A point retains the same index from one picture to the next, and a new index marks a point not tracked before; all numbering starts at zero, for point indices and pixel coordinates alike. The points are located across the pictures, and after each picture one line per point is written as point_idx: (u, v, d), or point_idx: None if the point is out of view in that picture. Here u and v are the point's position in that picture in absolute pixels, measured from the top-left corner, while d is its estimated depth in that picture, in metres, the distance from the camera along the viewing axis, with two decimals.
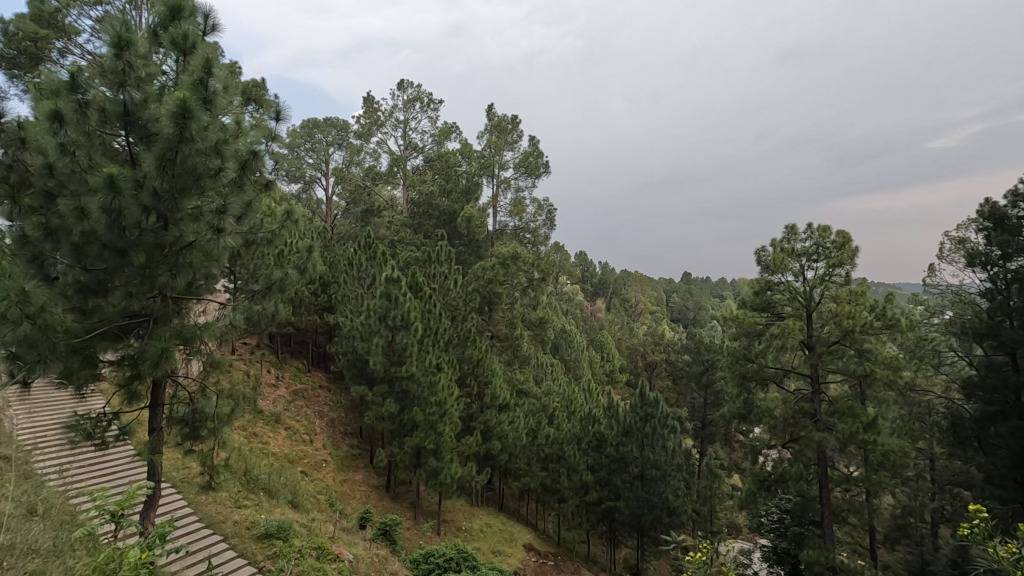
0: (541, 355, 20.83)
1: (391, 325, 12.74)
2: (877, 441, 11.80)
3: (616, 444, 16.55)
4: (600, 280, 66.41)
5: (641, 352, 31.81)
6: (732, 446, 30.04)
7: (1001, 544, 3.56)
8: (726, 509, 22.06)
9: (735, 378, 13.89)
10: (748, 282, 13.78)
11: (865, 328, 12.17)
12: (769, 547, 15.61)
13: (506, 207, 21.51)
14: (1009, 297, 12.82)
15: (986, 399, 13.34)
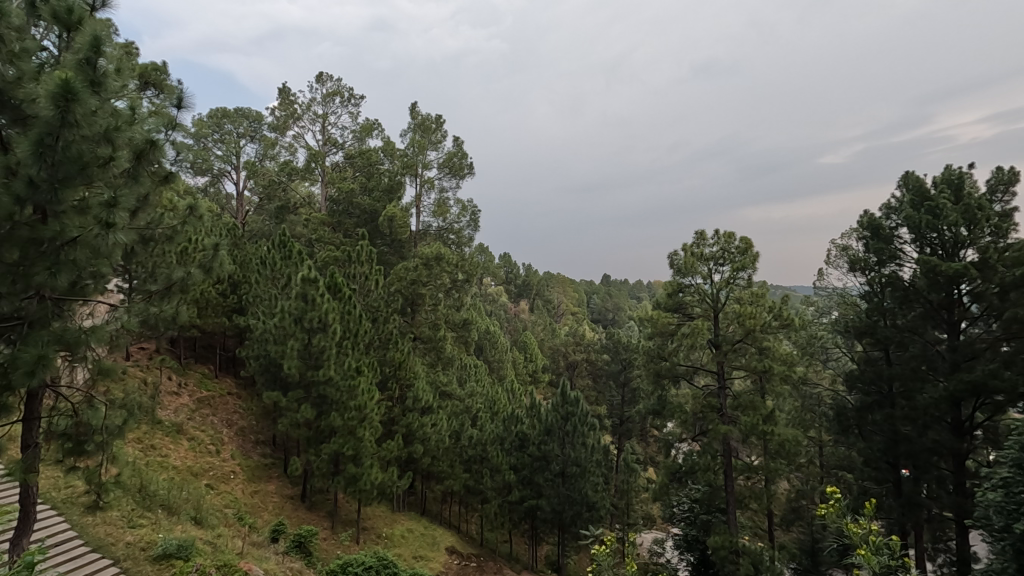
0: (465, 356, 20.76)
1: (308, 328, 12.22)
2: (774, 432, 12.83)
3: (539, 442, 16.93)
4: (523, 282, 67.26)
5: (563, 352, 32.44)
6: (648, 441, 31.37)
7: (851, 521, 4.13)
8: (642, 501, 23.01)
9: (650, 376, 14.58)
10: (662, 284, 14.51)
11: (764, 328, 13.25)
12: (680, 535, 16.51)
13: (430, 207, 21.31)
14: (884, 299, 14.36)
15: (865, 390, 14.91)
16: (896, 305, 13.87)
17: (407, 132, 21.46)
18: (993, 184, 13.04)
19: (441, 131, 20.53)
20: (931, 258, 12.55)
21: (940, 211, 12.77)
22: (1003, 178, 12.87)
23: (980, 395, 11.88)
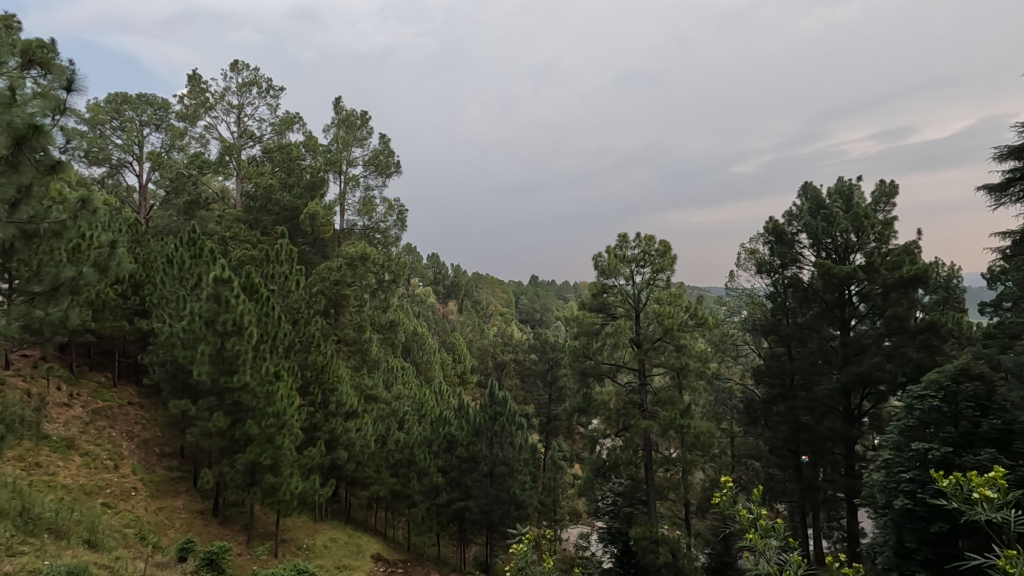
0: (392, 358, 20.30)
1: (221, 331, 11.48)
2: (690, 425, 13.57)
3: (467, 444, 16.86)
4: (452, 283, 66.85)
5: (491, 353, 32.49)
6: (574, 439, 32.09)
7: (743, 506, 4.44)
8: (568, 497, 23.40)
9: (576, 374, 14.91)
10: (587, 285, 14.90)
11: (681, 327, 14.01)
12: (605, 528, 17.00)
13: (355, 205, 20.68)
14: (786, 299, 15.49)
15: (771, 383, 16.04)
16: (797, 304, 15.05)
17: (330, 128, 20.74)
18: (877, 196, 14.50)
19: (366, 127, 20.05)
20: (827, 261, 13.73)
21: (834, 219, 14.04)
22: (886, 191, 14.35)
23: (867, 386, 13.22)
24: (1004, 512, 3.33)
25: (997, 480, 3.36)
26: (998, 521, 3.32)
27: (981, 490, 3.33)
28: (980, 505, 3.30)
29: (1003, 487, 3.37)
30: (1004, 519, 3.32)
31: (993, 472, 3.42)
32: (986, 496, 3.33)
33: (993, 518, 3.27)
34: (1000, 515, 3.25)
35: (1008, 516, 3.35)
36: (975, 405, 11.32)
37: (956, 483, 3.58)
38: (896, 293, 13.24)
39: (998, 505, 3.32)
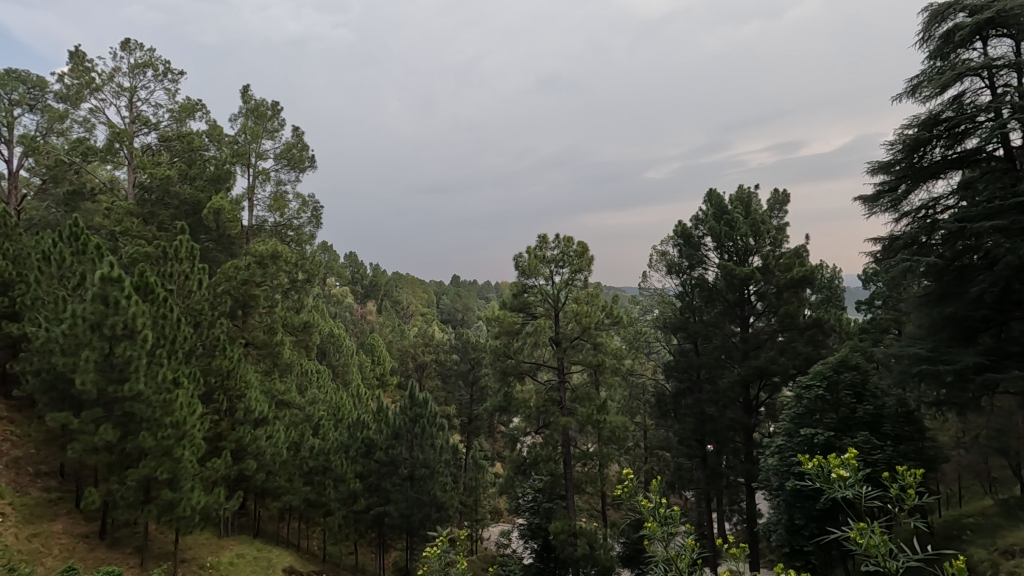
0: (307, 362, 19.40)
1: (109, 335, 10.41)
2: (606, 420, 14.14)
3: (386, 447, 16.48)
4: (371, 282, 64.99)
5: (411, 354, 32.02)
6: (495, 438, 32.36)
7: (642, 496, 4.70)
8: (489, 496, 23.50)
9: (497, 374, 14.98)
10: (508, 285, 15.02)
11: (598, 325, 14.57)
12: (525, 524, 17.17)
13: (266, 200, 19.57)
14: (693, 298, 16.49)
15: (679, 377, 16.97)
16: (702, 303, 16.08)
17: (238, 118, 19.48)
18: (772, 203, 15.79)
19: (278, 118, 19.04)
20: (728, 263, 14.79)
21: (735, 224, 15.15)
22: (779, 199, 15.65)
23: (763, 378, 14.39)
24: (855, 489, 3.76)
25: (851, 460, 3.78)
26: (851, 497, 3.74)
27: (837, 470, 3.74)
28: (837, 483, 3.70)
29: (856, 466, 3.80)
30: (855, 494, 3.74)
31: (848, 454, 3.84)
32: (840, 474, 3.74)
33: (849, 495, 3.67)
34: (851, 492, 3.67)
35: (859, 492, 3.78)
36: (852, 392, 12.78)
37: (817, 465, 3.99)
38: (787, 293, 14.50)
39: (850, 483, 3.74)
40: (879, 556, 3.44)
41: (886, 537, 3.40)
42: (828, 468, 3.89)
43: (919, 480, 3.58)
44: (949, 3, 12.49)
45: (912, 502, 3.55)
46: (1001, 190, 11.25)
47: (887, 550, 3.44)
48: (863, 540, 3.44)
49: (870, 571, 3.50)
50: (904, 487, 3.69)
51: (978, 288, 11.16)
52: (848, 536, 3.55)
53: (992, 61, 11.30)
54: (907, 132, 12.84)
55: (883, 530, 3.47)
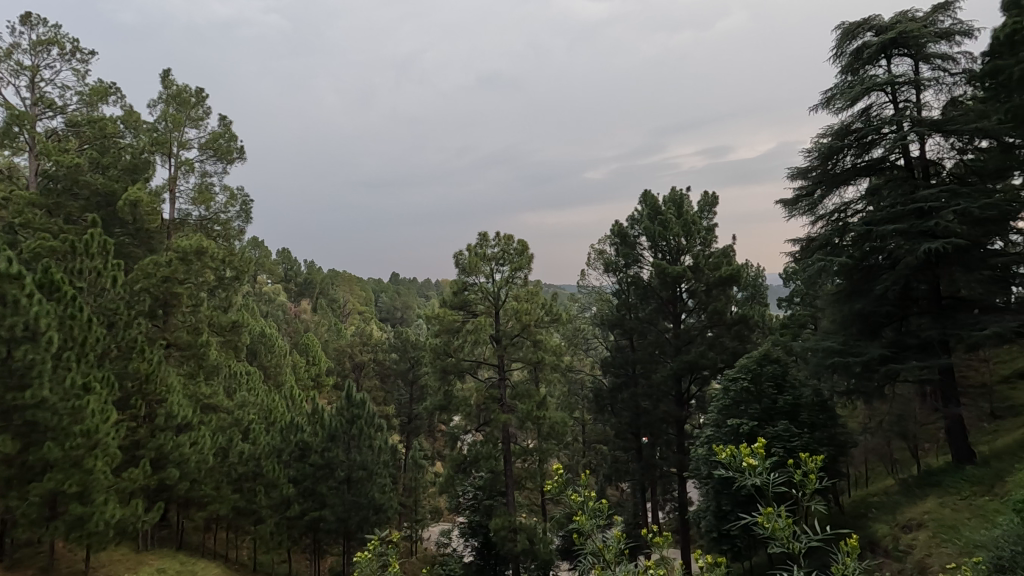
0: (235, 364, 18.44)
1: (9, 338, 9.37)
2: (545, 415, 14.39)
3: (321, 450, 15.99)
4: (305, 280, 62.60)
5: (348, 353, 31.14)
6: (434, 437, 32.10)
7: (573, 490, 4.81)
8: (430, 496, 23.25)
9: (436, 372, 14.83)
10: (448, 283, 14.90)
11: (537, 322, 14.76)
12: (466, 522, 17.02)
13: (189, 192, 18.41)
14: (629, 296, 16.98)
15: (616, 373, 17.44)
16: (638, 301, 16.63)
17: (157, 104, 18.22)
18: (702, 205, 16.53)
19: (203, 106, 17.98)
20: (662, 262, 15.37)
21: (668, 224, 15.76)
22: (708, 201, 16.40)
23: (693, 372, 15.07)
24: (762, 476, 3.99)
25: (760, 449, 4.00)
26: (759, 483, 3.97)
27: (746, 459, 3.94)
28: (746, 471, 3.91)
29: (764, 454, 4.02)
30: (763, 481, 3.97)
31: (758, 443, 4.05)
32: (749, 464, 3.95)
33: (757, 481, 3.89)
34: (758, 479, 3.89)
35: (768, 479, 3.99)
36: (773, 383, 13.59)
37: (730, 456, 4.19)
38: (716, 290, 15.23)
39: (758, 470, 3.96)
40: (785, 538, 3.63)
41: (788, 520, 3.62)
42: (740, 457, 4.09)
43: (818, 466, 3.83)
44: (858, 22, 13.54)
45: (814, 487, 3.79)
46: (902, 196, 12.33)
47: (791, 531, 3.67)
48: (769, 523, 3.65)
49: (776, 553, 3.73)
50: (807, 472, 3.94)
51: (883, 286, 12.16)
52: (756, 520, 3.75)
53: (895, 78, 12.37)
54: (820, 143, 13.84)
55: (787, 514, 3.70)
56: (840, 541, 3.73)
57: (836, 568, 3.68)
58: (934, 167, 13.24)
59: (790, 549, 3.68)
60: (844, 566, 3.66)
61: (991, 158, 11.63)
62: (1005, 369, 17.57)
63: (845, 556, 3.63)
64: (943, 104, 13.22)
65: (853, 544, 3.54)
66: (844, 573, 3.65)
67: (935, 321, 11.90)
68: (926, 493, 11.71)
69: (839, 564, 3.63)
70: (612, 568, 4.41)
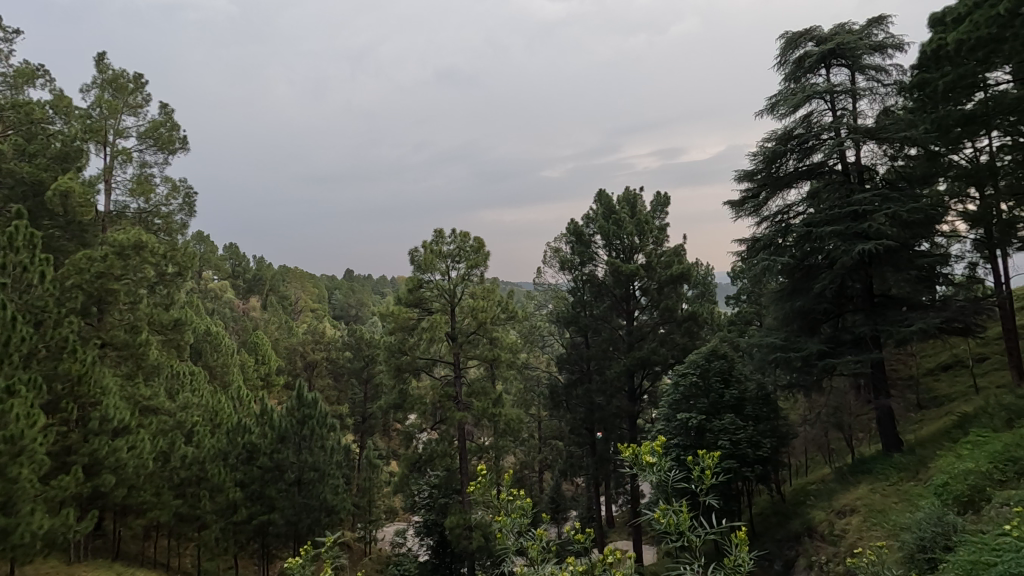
0: (178, 363, 17.58)
1: None
2: (501, 412, 14.49)
3: (270, 452, 15.56)
4: (254, 276, 60.39)
5: (300, 352, 30.30)
6: (389, 436, 31.74)
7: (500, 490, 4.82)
8: (384, 495, 22.96)
9: (391, 371, 14.62)
10: (402, 280, 14.67)
11: (493, 320, 14.83)
12: (421, 522, 16.74)
13: (126, 184, 17.41)
14: (584, 294, 17.19)
15: (571, 369, 17.66)
16: (592, 298, 16.90)
17: (90, 89, 17.15)
18: (654, 205, 16.95)
19: (141, 92, 17.08)
20: (616, 260, 15.74)
21: (622, 223, 16.12)
22: (660, 201, 16.82)
23: (645, 367, 15.53)
24: (661, 474, 4.12)
25: (658, 447, 4.16)
26: (657, 481, 4.09)
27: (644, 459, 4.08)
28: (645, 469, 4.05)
29: (662, 452, 4.17)
30: (663, 479, 4.09)
31: (657, 442, 4.21)
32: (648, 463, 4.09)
33: (654, 479, 4.07)
34: (655, 477, 4.04)
35: (666, 477, 4.11)
36: (720, 377, 14.09)
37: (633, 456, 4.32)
38: (668, 287, 15.85)
39: (657, 468, 4.11)
40: (680, 529, 3.76)
41: (683, 515, 3.77)
42: (640, 456, 4.21)
43: (713, 462, 3.90)
44: (800, 32, 14.19)
45: (709, 482, 3.84)
46: (839, 200, 13.00)
47: (688, 523, 3.82)
48: (665, 519, 3.80)
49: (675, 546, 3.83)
50: (703, 468, 4.04)
51: (822, 284, 12.80)
52: (653, 516, 3.88)
53: (833, 87, 13.02)
54: (765, 146, 14.41)
55: (685, 509, 3.87)
56: (733, 534, 3.74)
57: (728, 560, 3.66)
58: (868, 172, 14.00)
59: (688, 543, 3.80)
60: (737, 558, 3.64)
61: (919, 166, 12.32)
62: (929, 363, 18.88)
63: (738, 547, 3.60)
64: (876, 113, 14.00)
65: (743, 538, 3.51)
66: (738, 566, 3.62)
67: (868, 318, 12.62)
68: (859, 479, 12.45)
69: (732, 556, 3.53)
70: (535, 566, 4.37)
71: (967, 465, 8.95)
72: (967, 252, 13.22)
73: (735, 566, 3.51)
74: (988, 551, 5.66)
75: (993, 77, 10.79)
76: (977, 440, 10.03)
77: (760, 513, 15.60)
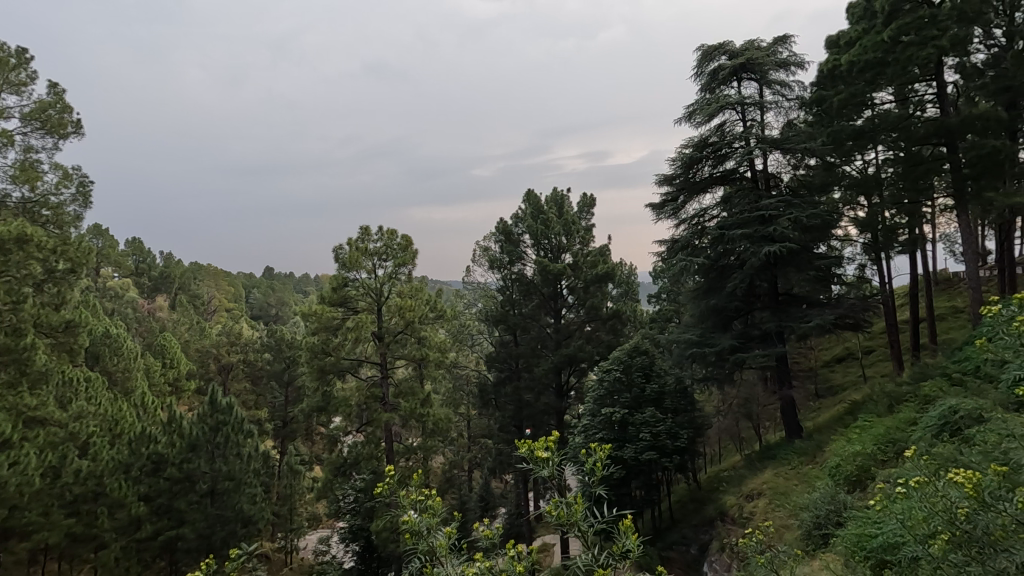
0: (70, 369, 15.94)
1: None
2: (429, 412, 14.32)
3: (179, 462, 14.59)
4: (161, 274, 56.02)
5: (214, 355, 28.39)
6: (312, 440, 30.52)
7: (406, 489, 4.69)
8: (307, 502, 22.01)
9: (313, 373, 14.02)
10: (326, 278, 14.11)
11: (421, 319, 14.66)
12: (345, 528, 16.18)
13: (8, 169, 15.58)
14: (512, 293, 17.27)
15: (500, 367, 17.60)
16: (520, 297, 17.06)
17: None
18: (580, 205, 17.38)
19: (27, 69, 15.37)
20: (544, 260, 16.06)
21: (549, 223, 16.41)
22: (586, 202, 17.29)
23: (572, 364, 16.22)
24: (552, 468, 3.67)
25: (552, 441, 3.72)
26: (550, 476, 3.63)
27: (537, 454, 3.59)
28: (538, 465, 3.56)
29: (556, 446, 3.74)
30: (556, 474, 3.64)
31: (548, 434, 3.76)
32: (541, 458, 3.59)
33: (546, 473, 3.63)
34: (547, 473, 3.57)
35: (559, 471, 3.71)
36: (642, 372, 14.69)
37: (524, 449, 3.79)
38: (593, 287, 16.44)
39: (549, 463, 3.64)
40: (570, 522, 3.59)
41: (575, 506, 3.60)
42: (534, 451, 3.76)
43: (604, 454, 3.75)
44: (715, 46, 15.07)
45: (600, 475, 3.58)
46: (748, 205, 13.91)
47: (580, 515, 3.63)
48: (556, 512, 3.61)
49: (567, 539, 3.71)
50: (595, 459, 3.81)
51: (733, 284, 13.67)
52: (545, 510, 3.63)
53: (744, 99, 13.93)
54: (684, 151, 15.17)
55: (577, 501, 3.66)
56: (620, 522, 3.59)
57: (615, 548, 3.52)
58: (774, 180, 15.08)
59: (580, 535, 3.63)
60: (624, 544, 3.50)
61: (817, 175, 13.43)
62: (825, 356, 20.65)
63: (625, 537, 3.45)
64: (781, 125, 15.09)
65: (630, 525, 3.45)
66: (626, 551, 3.49)
67: (773, 315, 13.63)
68: (765, 465, 13.41)
69: (620, 543, 3.50)
70: (441, 565, 4.28)
71: (856, 448, 9.86)
72: (858, 254, 14.58)
73: (623, 552, 3.47)
74: (869, 524, 6.32)
75: (878, 97, 11.95)
76: (864, 425, 11.10)
77: (678, 501, 16.41)
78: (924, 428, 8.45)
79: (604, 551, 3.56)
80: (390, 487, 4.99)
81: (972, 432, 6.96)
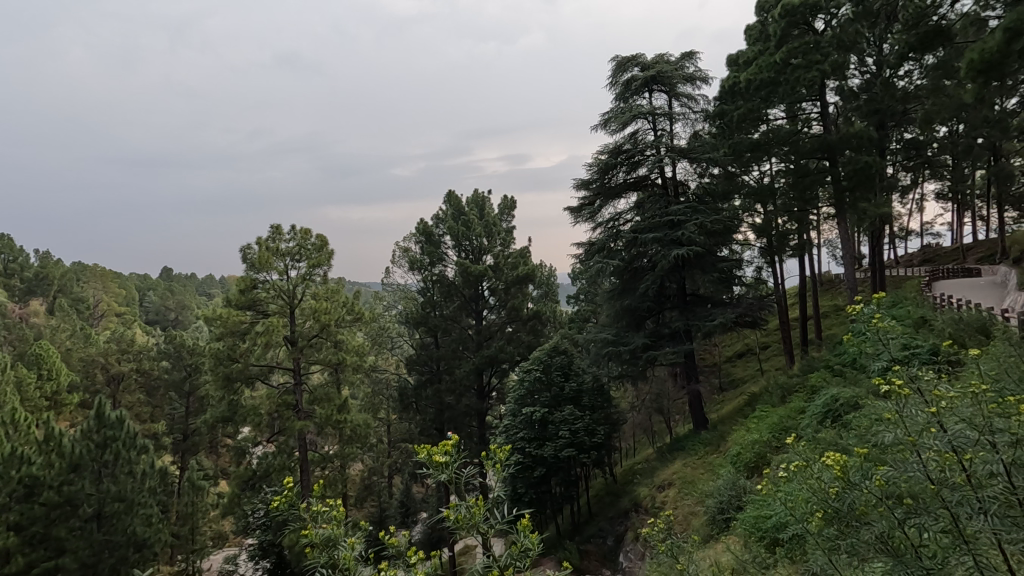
0: None
1: None
2: (346, 418, 13.82)
3: (58, 485, 13.03)
4: (36, 275, 49.89)
5: (101, 364, 25.65)
6: (217, 453, 28.45)
7: (306, 501, 4.53)
8: (211, 520, 20.47)
9: (218, 380, 13.09)
10: (232, 280, 13.16)
11: (337, 322, 14.14)
12: (254, 543, 15.24)
13: None
14: (432, 294, 16.97)
15: (421, 370, 17.06)
16: (441, 299, 16.90)
17: None
18: (500, 207, 17.51)
19: None
20: (465, 261, 16.03)
21: (469, 224, 16.38)
22: (507, 204, 17.45)
23: (493, 364, 16.53)
24: (453, 471, 3.62)
25: (451, 444, 3.67)
26: (449, 480, 3.58)
27: (434, 459, 3.52)
28: (436, 471, 3.49)
29: (454, 450, 3.70)
30: (456, 477, 3.61)
31: (448, 438, 3.72)
32: (439, 462, 3.53)
33: (445, 477, 3.58)
34: (446, 477, 3.52)
35: (460, 474, 3.69)
36: (561, 371, 15.07)
37: (423, 454, 3.71)
38: (514, 288, 16.71)
39: (448, 467, 3.60)
40: (470, 524, 3.61)
41: (475, 509, 3.60)
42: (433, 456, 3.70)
43: (504, 454, 3.75)
44: (628, 58, 15.71)
45: (500, 476, 3.58)
46: (658, 210, 14.64)
47: (481, 516, 3.66)
48: (456, 515, 3.60)
49: (469, 540, 3.73)
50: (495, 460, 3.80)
51: (645, 285, 14.34)
52: (445, 516, 3.60)
53: (654, 109, 14.64)
54: (600, 157, 15.70)
55: (477, 503, 3.67)
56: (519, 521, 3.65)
57: (514, 547, 3.58)
58: (682, 187, 15.96)
59: (481, 535, 3.68)
60: (523, 543, 3.56)
61: (720, 184, 14.38)
62: (727, 351, 22.17)
63: (524, 536, 3.52)
64: (688, 135, 16.02)
65: (527, 524, 3.51)
66: (525, 549, 3.56)
67: (681, 315, 14.47)
68: (674, 456, 14.17)
69: (518, 542, 3.55)
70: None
71: (754, 436, 10.65)
72: (755, 257, 15.77)
73: (523, 551, 3.53)
74: (764, 506, 6.85)
75: (771, 114, 12.98)
76: (761, 415, 12.04)
77: (595, 495, 16.95)
78: (812, 416, 9.29)
79: (505, 551, 3.59)
80: (291, 499, 4.83)
81: (849, 418, 7.75)
